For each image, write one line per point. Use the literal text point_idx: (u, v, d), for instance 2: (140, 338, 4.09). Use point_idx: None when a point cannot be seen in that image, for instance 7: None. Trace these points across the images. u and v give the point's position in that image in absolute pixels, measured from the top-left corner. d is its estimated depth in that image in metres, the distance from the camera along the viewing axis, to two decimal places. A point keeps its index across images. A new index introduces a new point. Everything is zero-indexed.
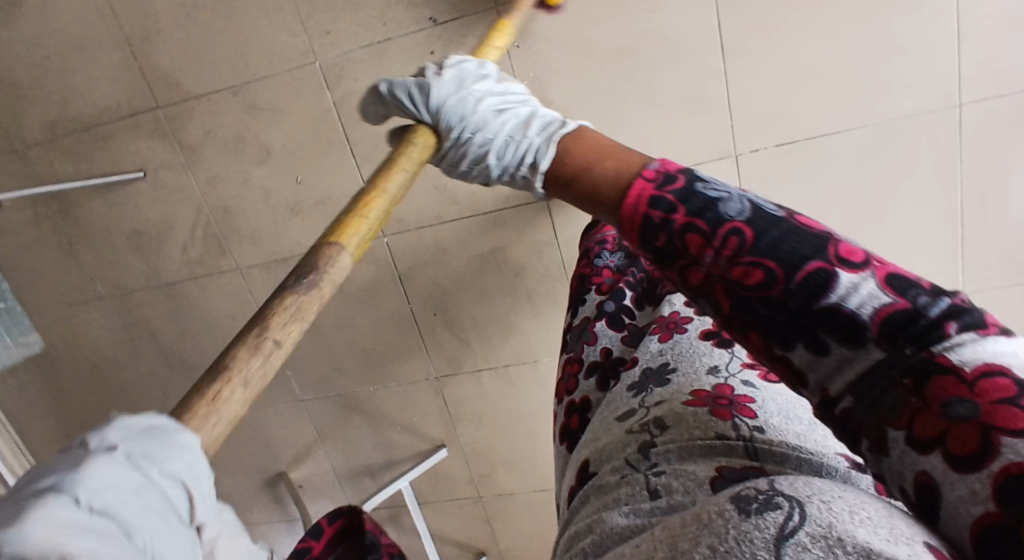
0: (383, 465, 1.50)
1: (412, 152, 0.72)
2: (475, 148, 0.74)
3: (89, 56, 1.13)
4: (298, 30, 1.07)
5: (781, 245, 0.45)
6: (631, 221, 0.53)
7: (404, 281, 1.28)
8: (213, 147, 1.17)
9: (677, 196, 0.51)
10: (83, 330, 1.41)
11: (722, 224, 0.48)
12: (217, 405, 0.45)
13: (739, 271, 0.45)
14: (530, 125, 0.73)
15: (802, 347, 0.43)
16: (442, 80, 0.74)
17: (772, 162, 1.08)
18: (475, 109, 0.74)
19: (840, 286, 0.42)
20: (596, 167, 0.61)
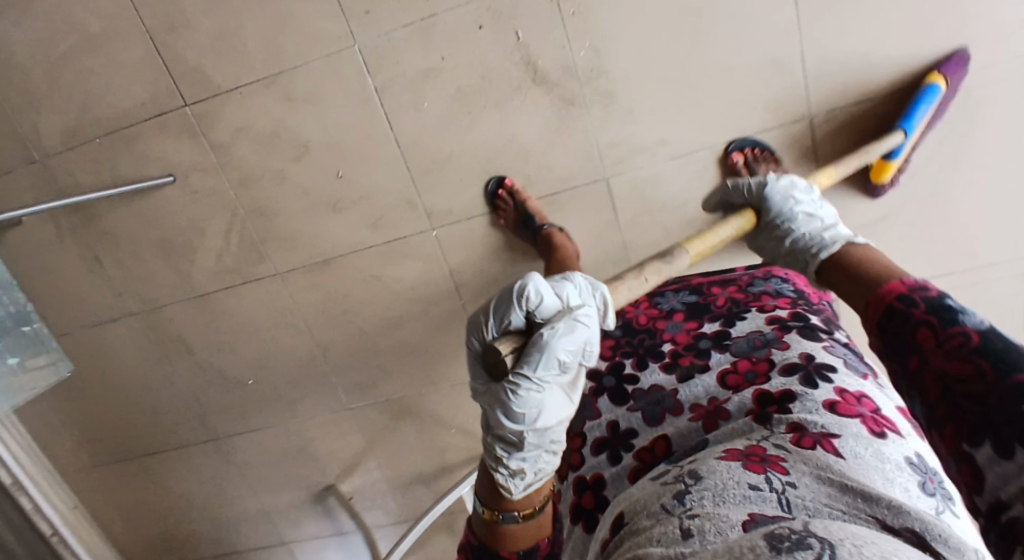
0: (436, 471, 1.43)
1: (730, 225, 0.83)
2: (779, 236, 0.81)
3: (108, 54, 1.05)
4: (335, 12, 1.00)
5: (1005, 355, 0.47)
6: (877, 305, 0.60)
7: (455, 277, 1.19)
8: (247, 145, 1.09)
9: (925, 298, 0.56)
10: (114, 349, 1.34)
11: (955, 325, 0.52)
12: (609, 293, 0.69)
13: (956, 365, 0.49)
14: (831, 228, 0.78)
15: (990, 446, 0.44)
16: (776, 179, 0.85)
17: (849, 124, 1.01)
18: (792, 206, 0.82)
19: None
20: (872, 264, 0.67)
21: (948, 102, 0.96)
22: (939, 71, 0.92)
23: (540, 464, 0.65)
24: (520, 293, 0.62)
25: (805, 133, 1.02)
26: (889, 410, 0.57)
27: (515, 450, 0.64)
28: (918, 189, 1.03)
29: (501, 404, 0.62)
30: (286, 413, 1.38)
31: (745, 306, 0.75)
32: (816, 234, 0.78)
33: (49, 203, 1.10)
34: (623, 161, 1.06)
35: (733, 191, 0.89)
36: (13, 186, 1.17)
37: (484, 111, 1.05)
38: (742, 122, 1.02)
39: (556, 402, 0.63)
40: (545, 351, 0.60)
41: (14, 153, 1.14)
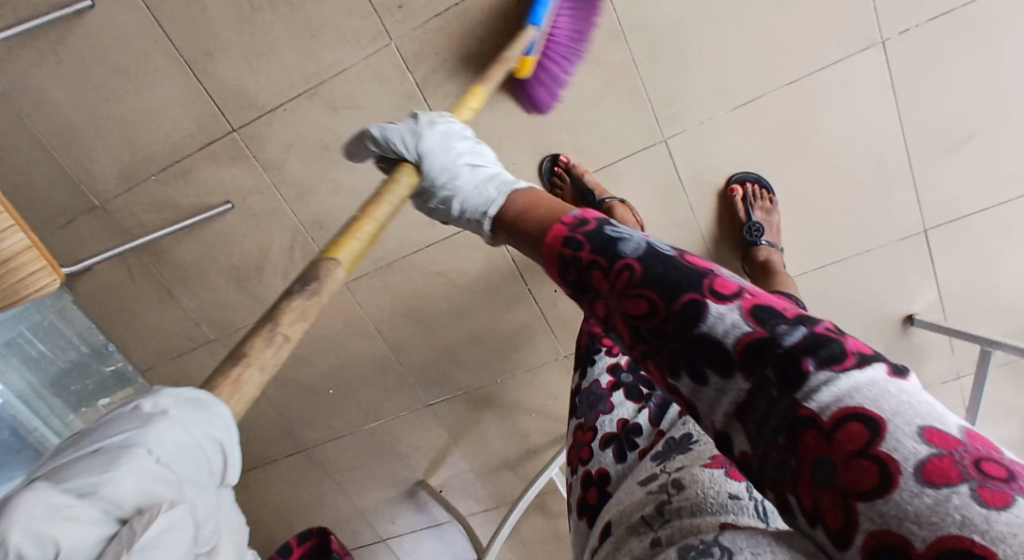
0: (522, 455, 1.43)
1: (398, 192, 0.72)
2: (445, 198, 0.73)
3: (150, 90, 1.05)
4: (366, 11, 0.97)
5: (665, 277, 0.46)
6: (550, 257, 0.56)
7: (518, 261, 1.16)
8: (298, 160, 1.09)
9: (586, 235, 0.53)
10: (197, 377, 1.37)
11: (619, 260, 0.49)
12: (239, 388, 0.51)
13: (630, 303, 0.47)
14: (494, 179, 0.72)
15: (687, 376, 0.44)
16: (431, 131, 0.74)
17: (927, 42, 0.92)
18: (455, 160, 0.73)
19: (710, 316, 0.43)
20: (537, 212, 0.62)
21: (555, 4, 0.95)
22: None
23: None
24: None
25: (879, 57, 0.94)
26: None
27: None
28: (1000, 103, 0.94)
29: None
30: (368, 416, 1.40)
31: None
32: (481, 190, 0.71)
33: (119, 248, 1.13)
34: (682, 118, 1.01)
35: (390, 153, 0.75)
36: (79, 234, 1.19)
37: (530, 89, 1.01)
38: (806, 59, 0.95)
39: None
40: None
41: (75, 202, 1.16)
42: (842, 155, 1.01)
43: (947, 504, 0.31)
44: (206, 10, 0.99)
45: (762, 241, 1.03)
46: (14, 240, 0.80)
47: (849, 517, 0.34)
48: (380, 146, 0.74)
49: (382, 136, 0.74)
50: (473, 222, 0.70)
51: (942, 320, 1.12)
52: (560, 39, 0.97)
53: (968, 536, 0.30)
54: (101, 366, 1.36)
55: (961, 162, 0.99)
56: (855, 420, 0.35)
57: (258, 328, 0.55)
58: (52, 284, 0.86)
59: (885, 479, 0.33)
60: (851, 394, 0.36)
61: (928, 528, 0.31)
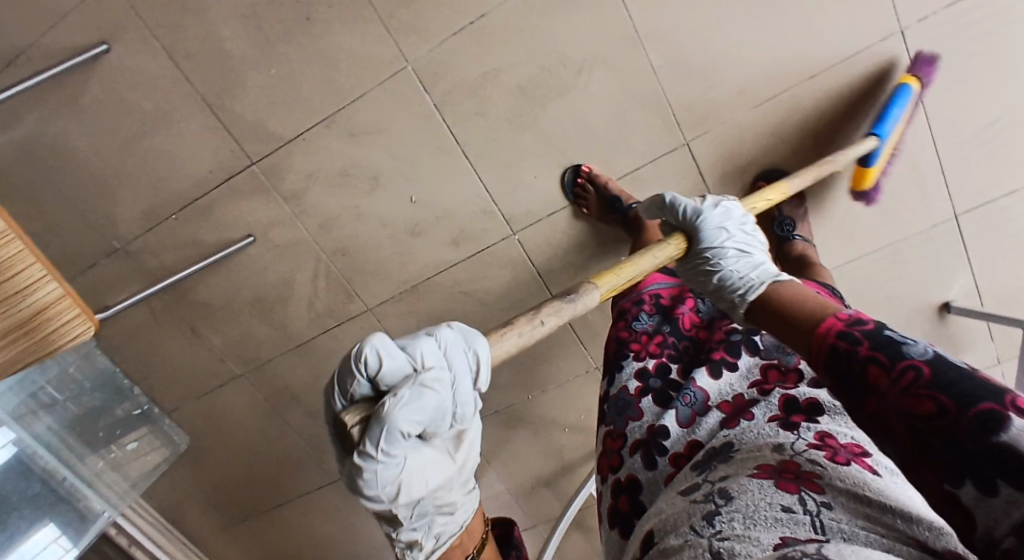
0: (557, 472, 1.40)
1: (666, 250, 0.81)
2: (709, 271, 0.78)
3: (168, 129, 1.05)
4: (382, 35, 0.97)
5: (961, 382, 0.42)
6: (822, 351, 0.54)
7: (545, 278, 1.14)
8: (319, 189, 1.08)
9: (864, 332, 0.51)
10: (225, 414, 1.35)
11: (902, 359, 0.46)
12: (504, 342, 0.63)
13: (914, 401, 0.44)
14: (759, 268, 0.75)
15: (970, 484, 0.39)
16: (715, 211, 0.82)
17: (945, 29, 0.92)
18: (725, 241, 0.79)
19: (1013, 428, 0.38)
20: (806, 303, 0.61)
21: (918, 102, 0.96)
22: (911, 73, 0.93)
23: (436, 526, 0.68)
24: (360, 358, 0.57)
25: (898, 49, 0.94)
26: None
27: (397, 513, 0.63)
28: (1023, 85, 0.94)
29: (356, 487, 0.59)
30: None
31: None
32: (743, 272, 0.75)
33: (147, 291, 1.11)
34: (704, 120, 1.00)
35: (671, 213, 0.87)
36: (103, 278, 1.18)
37: (551, 102, 1.00)
38: (826, 54, 0.95)
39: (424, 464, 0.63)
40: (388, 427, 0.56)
41: (97, 245, 1.15)
42: None
43: None
44: (222, 45, 0.98)
45: (796, 236, 1.03)
46: (38, 296, 0.79)
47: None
48: (664, 205, 0.87)
49: (671, 201, 0.86)
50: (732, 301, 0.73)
51: (980, 306, 1.10)
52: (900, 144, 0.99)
53: None
54: (126, 407, 1.33)
55: (990, 147, 0.98)
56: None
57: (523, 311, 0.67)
58: (89, 332, 0.85)
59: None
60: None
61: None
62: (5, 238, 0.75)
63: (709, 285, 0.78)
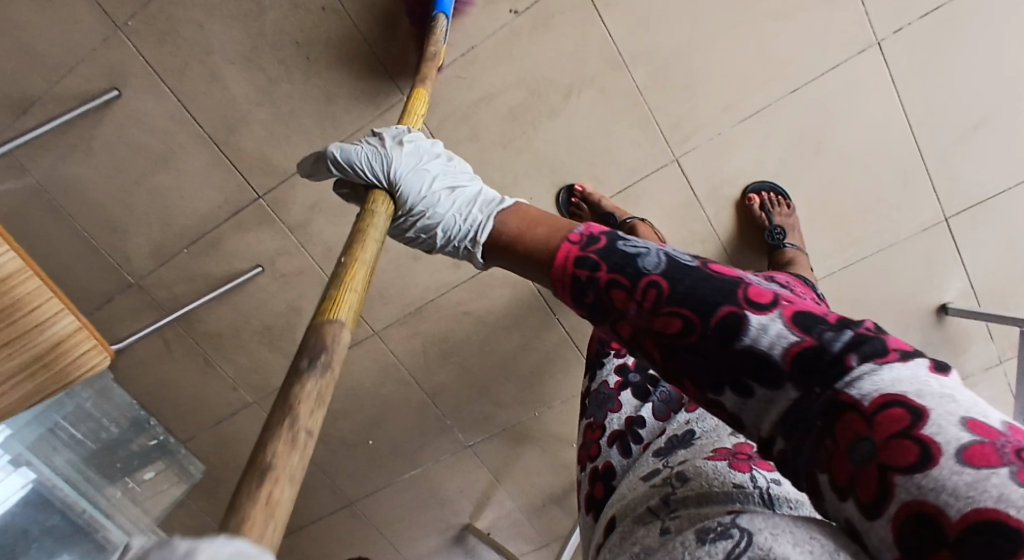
0: (566, 488, 1.41)
1: (379, 224, 0.67)
2: (424, 224, 0.72)
3: (176, 168, 1.09)
4: (378, 71, 1.01)
5: (695, 291, 0.47)
6: (561, 279, 0.55)
7: (544, 295, 1.18)
8: (323, 219, 1.12)
9: (600, 253, 0.54)
10: (239, 443, 1.38)
11: (641, 277, 0.50)
12: (274, 508, 0.38)
13: (662, 321, 0.47)
14: (476, 199, 0.71)
15: (730, 391, 0.44)
16: (402, 152, 0.72)
17: (921, 38, 0.95)
18: (430, 184, 0.72)
19: (751, 328, 0.43)
20: (533, 235, 0.61)
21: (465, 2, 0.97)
22: None
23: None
24: None
25: (876, 59, 0.96)
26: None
27: None
28: (1002, 89, 0.96)
29: None
30: (410, 464, 1.40)
31: None
32: (460, 211, 0.70)
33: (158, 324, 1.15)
34: (691, 136, 1.03)
35: (358, 177, 0.73)
36: (117, 312, 1.22)
37: (541, 126, 1.04)
38: (808, 67, 0.98)
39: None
40: None
41: (111, 282, 1.19)
42: (853, 154, 1.03)
43: (984, 482, 0.31)
44: (226, 87, 1.03)
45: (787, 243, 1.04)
46: (56, 328, 0.82)
47: (885, 490, 0.35)
48: (344, 171, 0.72)
49: (346, 161, 0.72)
50: (461, 248, 0.69)
51: (977, 306, 1.11)
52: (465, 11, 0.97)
53: (1004, 509, 0.30)
54: (141, 439, 1.37)
55: (972, 149, 1.01)
56: (896, 406, 0.36)
57: (273, 431, 0.42)
58: (105, 361, 0.88)
59: (925, 460, 0.34)
60: (892, 387, 0.37)
61: (963, 499, 0.31)
62: (23, 274, 0.78)
63: (438, 241, 0.71)
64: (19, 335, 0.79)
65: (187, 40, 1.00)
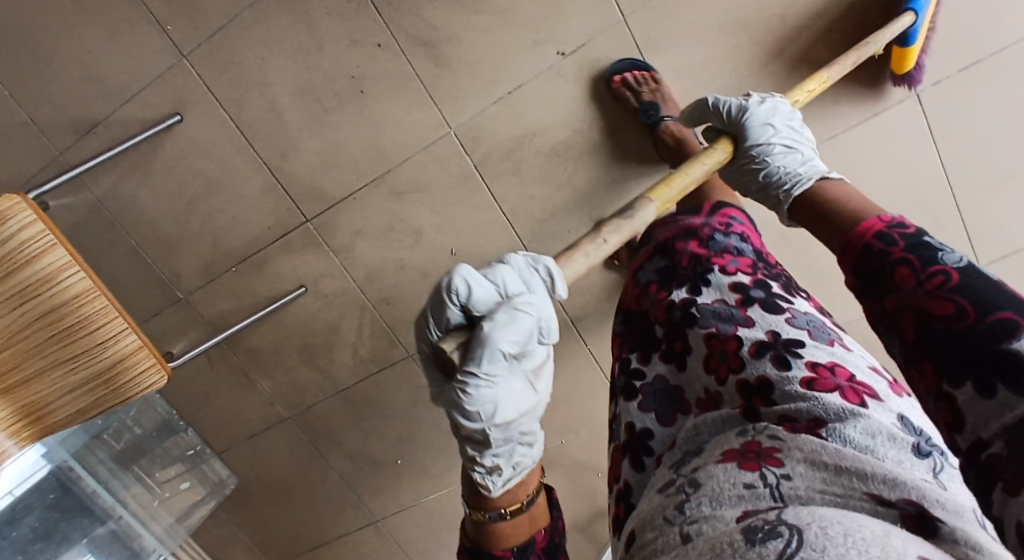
0: (590, 517, 1.42)
1: (716, 157, 0.88)
2: (756, 168, 0.86)
3: (230, 191, 1.14)
4: (427, 105, 1.04)
5: (982, 291, 0.52)
6: (852, 248, 0.67)
7: (577, 324, 1.21)
8: (366, 244, 1.16)
9: (903, 236, 0.62)
10: (270, 458, 1.42)
11: (934, 265, 0.57)
12: (569, 260, 0.69)
13: (934, 302, 0.54)
14: (810, 164, 0.85)
15: (970, 386, 0.48)
16: (761, 107, 0.88)
17: (961, 90, 0.96)
18: (772, 137, 0.86)
19: (1023, 336, 0.47)
20: (841, 209, 0.73)
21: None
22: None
23: (517, 456, 0.70)
24: (449, 291, 0.64)
25: (914, 109, 0.99)
26: (861, 372, 0.60)
27: (489, 447, 0.68)
28: None
29: (457, 406, 0.64)
30: (436, 485, 1.42)
31: (708, 265, 0.80)
32: (790, 169, 0.84)
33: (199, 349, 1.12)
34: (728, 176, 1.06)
35: (716, 113, 0.91)
36: (164, 326, 1.27)
37: (581, 161, 1.07)
38: (846, 115, 1.01)
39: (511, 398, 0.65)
40: (492, 348, 0.61)
41: (161, 296, 1.25)
42: (893, 198, 1.04)
43: None
44: (281, 115, 1.07)
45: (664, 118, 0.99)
46: (113, 349, 0.86)
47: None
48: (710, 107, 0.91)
49: (715, 101, 0.91)
50: (779, 196, 0.83)
51: None
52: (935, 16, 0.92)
53: None
54: (173, 444, 1.38)
55: (1009, 198, 1.02)
56: None
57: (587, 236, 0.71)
58: (163, 381, 0.90)
59: None
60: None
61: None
62: (90, 295, 0.85)
63: (754, 184, 0.87)
64: (85, 349, 0.85)
65: (246, 69, 1.04)
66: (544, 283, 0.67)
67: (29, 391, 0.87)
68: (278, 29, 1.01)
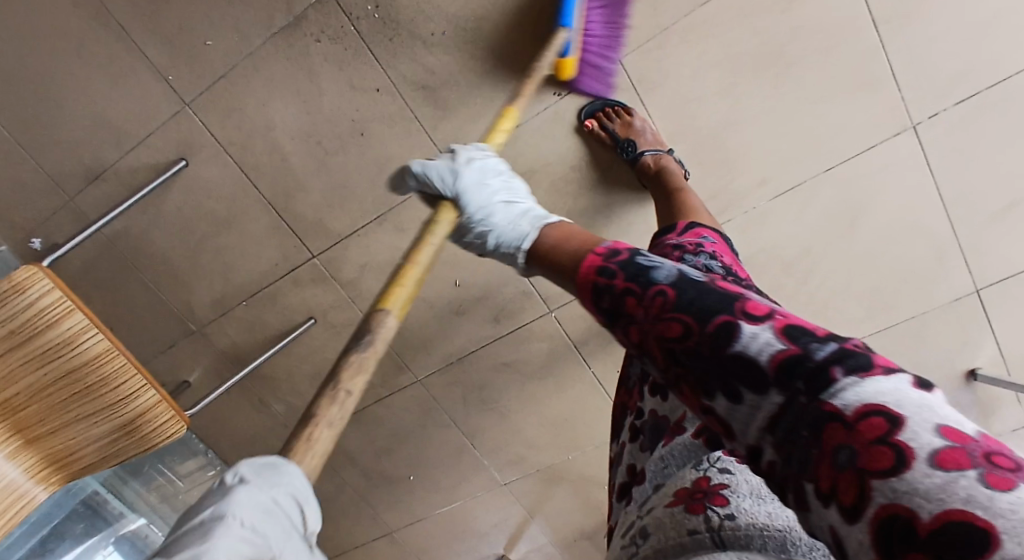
0: (597, 526, 1.47)
1: (438, 232, 0.75)
2: (480, 233, 0.77)
3: (238, 229, 1.17)
4: (428, 145, 1.05)
5: (697, 301, 0.46)
6: (586, 287, 0.58)
7: (580, 349, 1.23)
8: (372, 277, 1.19)
9: (620, 263, 0.56)
10: None
11: (652, 286, 0.50)
12: (312, 442, 0.52)
13: (664, 326, 0.47)
14: (525, 214, 0.76)
15: (721, 397, 0.43)
16: (468, 168, 0.79)
17: (959, 122, 0.96)
18: (490, 197, 0.78)
19: (742, 337, 0.42)
20: (567, 246, 0.66)
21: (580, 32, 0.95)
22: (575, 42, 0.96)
23: None
24: None
25: (911, 142, 0.98)
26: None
27: None
28: None
29: None
30: (447, 499, 1.47)
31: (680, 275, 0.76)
32: (512, 222, 0.76)
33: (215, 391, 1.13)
34: (727, 207, 1.07)
35: (427, 185, 0.80)
36: (182, 355, 1.32)
37: (580, 196, 1.08)
38: (843, 147, 1.00)
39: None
40: None
41: (176, 328, 1.29)
42: (890, 226, 1.05)
43: (954, 484, 0.31)
44: (285, 158, 1.09)
45: (643, 152, 0.99)
46: (135, 402, 0.91)
47: (862, 493, 0.34)
48: (420, 182, 0.81)
49: (422, 171, 0.80)
50: (509, 252, 0.74)
51: (1007, 375, 1.13)
52: (597, 31, 0.96)
53: (972, 511, 0.30)
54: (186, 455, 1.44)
55: (1009, 225, 1.02)
56: (877, 414, 0.35)
57: (320, 390, 0.55)
58: (182, 430, 0.95)
59: (900, 466, 0.33)
60: (874, 395, 0.36)
61: (935, 502, 0.31)
62: (108, 355, 0.88)
63: (488, 247, 0.77)
64: (105, 404, 0.90)
65: (249, 116, 1.06)
66: (288, 515, 0.46)
67: (54, 442, 0.92)
68: (278, 75, 1.02)
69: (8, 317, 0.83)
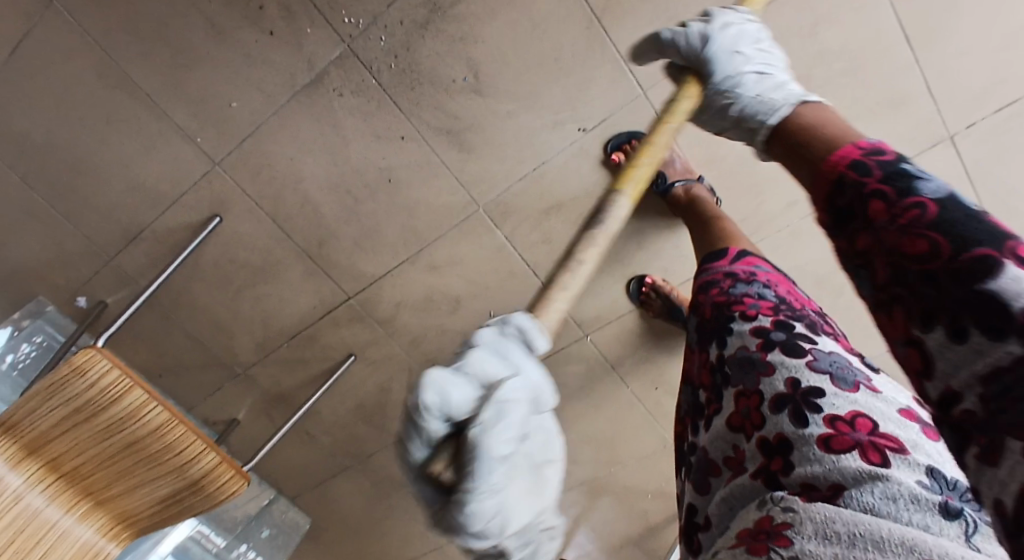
0: (643, 533, 1.49)
1: (679, 105, 0.69)
2: (724, 105, 0.69)
3: (274, 277, 1.19)
4: (456, 187, 1.06)
5: (966, 223, 0.38)
6: (828, 177, 0.48)
7: (618, 370, 1.23)
8: (407, 314, 1.20)
9: (880, 162, 0.45)
10: (339, 497, 1.54)
11: (908, 195, 0.41)
12: (543, 315, 0.52)
13: (906, 241, 0.40)
14: (780, 89, 0.66)
15: (942, 330, 0.36)
16: (722, 34, 0.69)
17: (999, 130, 0.93)
18: (742, 66, 0.69)
19: (1008, 277, 0.34)
20: (823, 129, 0.55)
21: None
22: None
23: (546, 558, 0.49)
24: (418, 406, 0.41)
25: (948, 152, 0.96)
26: (889, 422, 0.45)
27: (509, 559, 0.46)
28: None
29: (454, 525, 0.41)
30: None
31: (728, 312, 0.61)
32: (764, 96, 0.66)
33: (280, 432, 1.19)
34: (762, 227, 1.06)
35: (675, 50, 0.71)
36: (229, 396, 1.37)
37: None
38: None
39: (521, 497, 0.44)
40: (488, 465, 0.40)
41: (221, 372, 1.33)
42: None
43: None
44: (316, 209, 1.10)
45: (673, 183, 0.99)
46: (199, 465, 0.93)
47: None
48: (667, 43, 0.71)
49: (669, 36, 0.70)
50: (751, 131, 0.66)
51: None
52: None
53: None
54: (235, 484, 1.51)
55: None
56: None
57: (555, 274, 0.55)
58: (243, 487, 0.97)
59: None
60: None
61: None
62: (169, 424, 0.91)
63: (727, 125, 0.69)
64: (168, 469, 0.93)
65: (278, 170, 1.07)
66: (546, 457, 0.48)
67: (120, 503, 0.97)
68: (303, 131, 1.03)
69: (74, 395, 0.87)
